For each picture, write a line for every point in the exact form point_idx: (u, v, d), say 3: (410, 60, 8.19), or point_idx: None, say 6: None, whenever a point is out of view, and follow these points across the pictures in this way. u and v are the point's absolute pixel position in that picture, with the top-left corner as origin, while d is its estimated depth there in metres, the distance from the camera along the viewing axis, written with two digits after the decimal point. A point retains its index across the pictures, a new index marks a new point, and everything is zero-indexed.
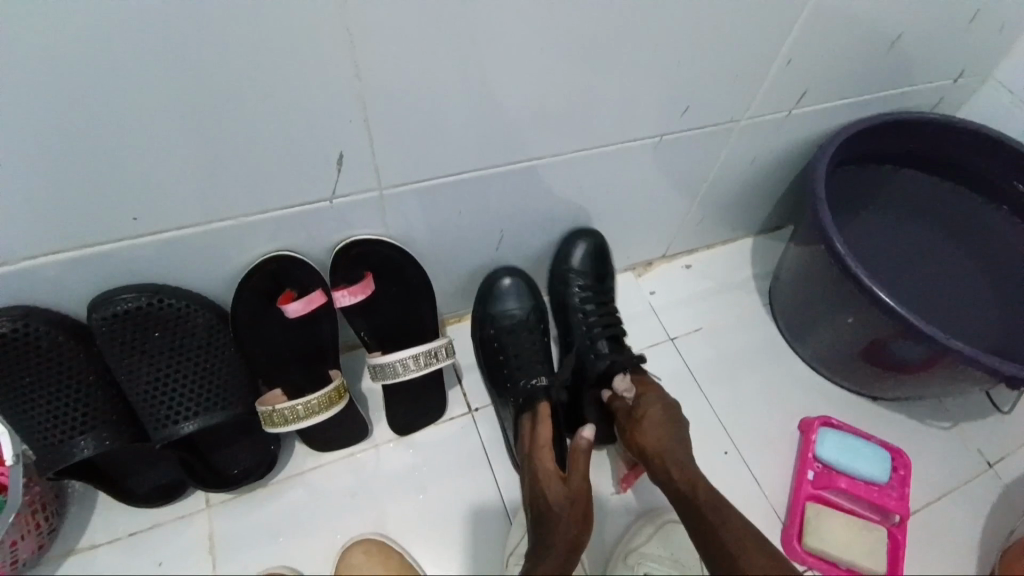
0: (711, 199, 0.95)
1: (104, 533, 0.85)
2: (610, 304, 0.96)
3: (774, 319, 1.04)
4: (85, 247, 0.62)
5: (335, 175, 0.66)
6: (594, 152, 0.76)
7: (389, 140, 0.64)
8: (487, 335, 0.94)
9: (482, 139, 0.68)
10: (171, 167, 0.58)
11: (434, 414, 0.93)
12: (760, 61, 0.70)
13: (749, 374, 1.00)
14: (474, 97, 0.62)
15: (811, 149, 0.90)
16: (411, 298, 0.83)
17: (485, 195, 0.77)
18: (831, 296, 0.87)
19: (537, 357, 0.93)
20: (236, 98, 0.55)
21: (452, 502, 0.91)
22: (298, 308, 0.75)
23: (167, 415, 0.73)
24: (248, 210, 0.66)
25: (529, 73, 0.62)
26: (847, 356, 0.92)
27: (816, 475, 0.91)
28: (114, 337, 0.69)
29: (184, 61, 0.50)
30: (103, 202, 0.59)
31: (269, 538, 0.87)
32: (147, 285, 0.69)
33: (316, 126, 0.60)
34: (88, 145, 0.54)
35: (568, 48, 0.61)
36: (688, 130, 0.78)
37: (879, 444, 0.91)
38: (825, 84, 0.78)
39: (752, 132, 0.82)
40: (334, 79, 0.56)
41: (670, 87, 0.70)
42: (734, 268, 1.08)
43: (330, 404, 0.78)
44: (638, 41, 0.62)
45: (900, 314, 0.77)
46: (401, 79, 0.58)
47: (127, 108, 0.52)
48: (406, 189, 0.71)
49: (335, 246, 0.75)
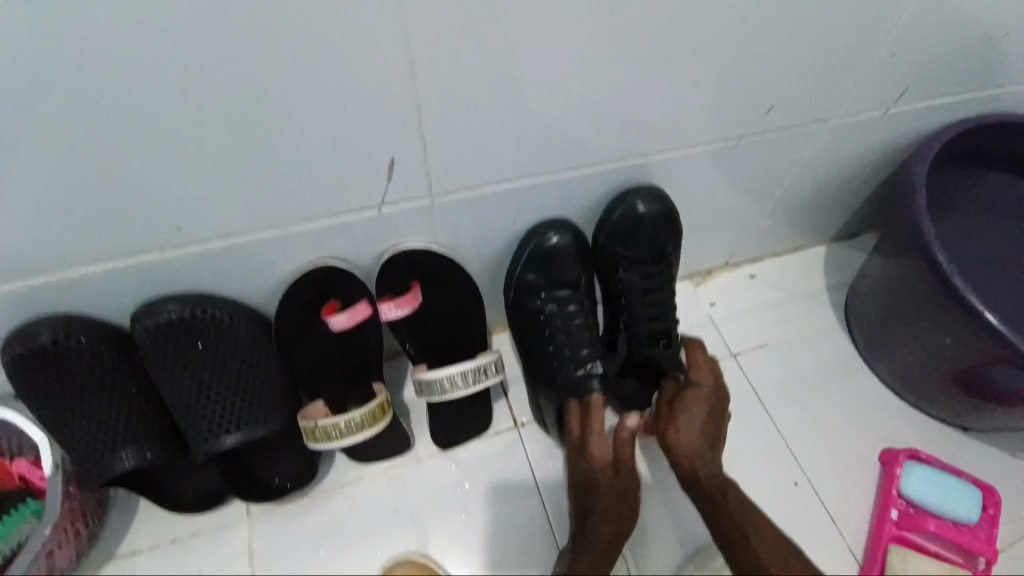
0: (784, 205, 0.87)
1: (146, 540, 0.84)
2: (668, 286, 0.81)
3: (849, 336, 0.95)
4: (129, 255, 0.60)
5: (385, 181, 0.61)
6: (662, 155, 0.69)
7: (443, 143, 0.59)
8: (529, 310, 0.81)
9: (542, 141, 0.62)
10: (216, 173, 0.55)
11: (479, 429, 0.89)
12: (855, 54, 0.63)
13: (820, 395, 0.92)
14: (536, 96, 0.57)
15: (901, 150, 0.81)
16: (459, 309, 0.78)
17: (541, 202, 0.71)
18: (922, 314, 0.78)
19: (584, 339, 0.82)
20: (284, 99, 0.51)
21: (496, 523, 0.86)
22: (343, 321, 0.70)
23: (208, 428, 0.71)
24: (294, 217, 0.62)
25: (598, 70, 0.56)
26: (936, 380, 0.83)
27: (900, 514, 0.83)
28: (156, 347, 0.67)
29: (231, 60, 0.46)
30: (146, 211, 0.56)
31: (308, 552, 0.84)
32: (189, 295, 0.67)
33: (367, 129, 0.55)
34: (132, 150, 0.51)
35: (642, 42, 0.54)
36: (766, 131, 0.70)
37: (970, 481, 0.82)
38: (926, 79, 0.70)
39: (837, 132, 0.74)
40: (388, 78, 0.51)
41: (752, 84, 0.63)
42: (803, 279, 0.99)
43: (373, 421, 0.75)
44: (720, 34, 0.56)
45: (1006, 338, 0.68)
46: (458, 79, 0.53)
47: (172, 110, 0.49)
48: (459, 195, 0.66)
49: (382, 254, 0.71)
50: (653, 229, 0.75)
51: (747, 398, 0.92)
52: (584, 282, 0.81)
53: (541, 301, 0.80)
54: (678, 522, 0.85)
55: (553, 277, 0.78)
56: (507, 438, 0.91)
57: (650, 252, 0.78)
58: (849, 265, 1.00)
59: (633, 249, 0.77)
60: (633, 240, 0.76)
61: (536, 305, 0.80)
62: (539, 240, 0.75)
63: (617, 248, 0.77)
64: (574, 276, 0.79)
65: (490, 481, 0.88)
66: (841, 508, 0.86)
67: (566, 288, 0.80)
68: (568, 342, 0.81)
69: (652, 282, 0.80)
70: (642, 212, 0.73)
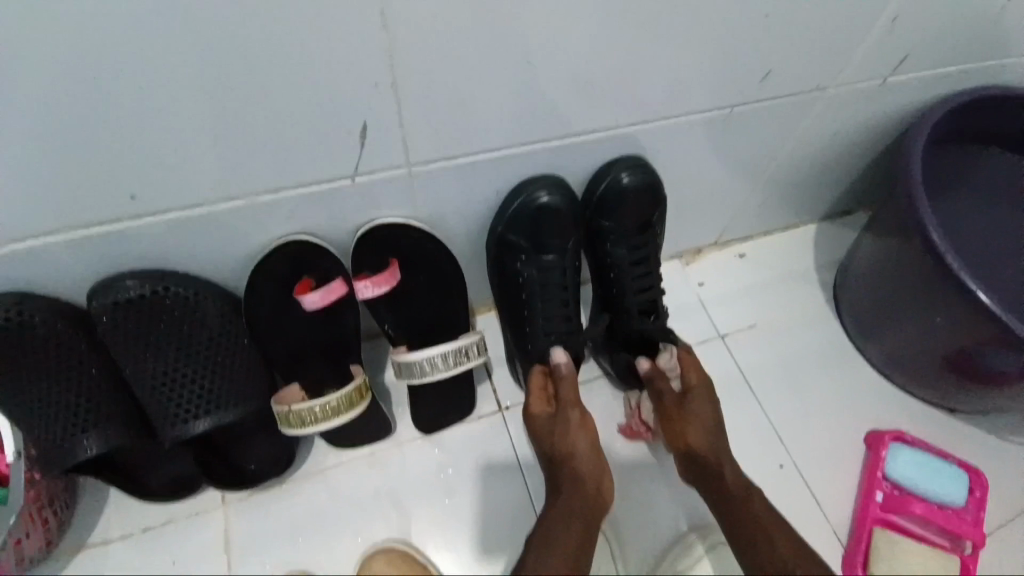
0: (775, 182, 0.84)
1: (117, 527, 0.81)
2: (653, 259, 0.80)
3: (838, 316, 0.94)
4: (84, 227, 0.56)
5: (358, 150, 0.58)
6: (650, 125, 0.66)
7: (418, 108, 0.55)
8: (512, 275, 0.77)
9: (525, 108, 0.59)
10: (175, 138, 0.51)
11: (463, 412, 0.86)
12: (849, 18, 0.60)
13: (808, 375, 0.91)
14: (517, 59, 0.54)
15: (895, 124, 0.79)
16: (440, 288, 0.75)
17: (524, 175, 0.68)
18: (915, 294, 0.77)
19: (567, 313, 0.79)
20: (245, 57, 0.47)
21: (481, 507, 0.84)
22: (316, 300, 0.66)
23: (177, 411, 0.68)
24: (262, 188, 0.59)
25: (581, 31, 0.53)
26: (927, 361, 0.82)
27: (885, 497, 0.82)
28: (117, 326, 0.63)
29: (184, 12, 0.43)
30: (105, 180, 0.53)
31: (288, 538, 0.82)
32: (152, 271, 0.63)
33: (336, 91, 0.52)
34: (78, 110, 0.47)
35: (629, 2, 0.51)
36: (757, 102, 0.68)
37: (956, 464, 0.82)
38: (920, 50, 0.67)
39: (829, 104, 0.72)
40: (357, 35, 0.48)
41: (743, 50, 0.60)
42: (793, 258, 0.98)
43: (350, 405, 0.71)
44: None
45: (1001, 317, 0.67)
46: (436, 37, 0.50)
47: (119, 66, 0.45)
48: (438, 166, 0.63)
49: (357, 230, 0.68)
50: (637, 203, 0.73)
51: (736, 378, 0.91)
52: (572, 251, 0.77)
53: (519, 267, 0.76)
54: (667, 502, 0.84)
55: (536, 240, 0.74)
56: (492, 421, 0.88)
57: (637, 222, 0.76)
58: (839, 244, 0.99)
59: (619, 219, 0.75)
60: (619, 211, 0.74)
61: (518, 269, 0.76)
62: (527, 198, 0.69)
63: (602, 218, 0.75)
64: (564, 244, 0.75)
65: (475, 465, 0.86)
66: (827, 489, 0.85)
67: (549, 257, 0.76)
68: (544, 312, 0.78)
69: (638, 255, 0.78)
70: (625, 185, 0.71)
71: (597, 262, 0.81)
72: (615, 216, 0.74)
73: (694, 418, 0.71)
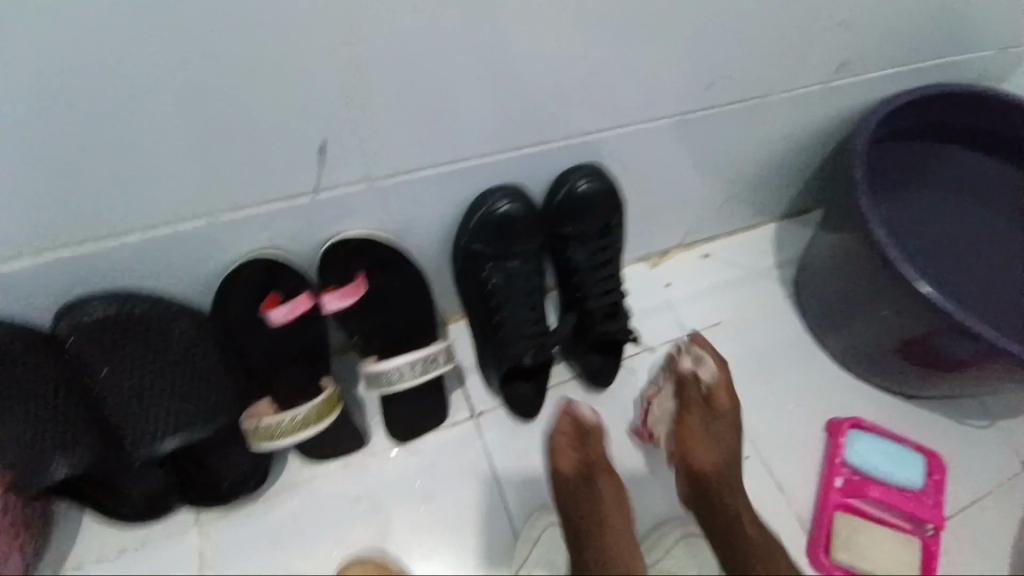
0: (734, 183, 0.88)
1: (91, 552, 0.80)
2: (615, 261, 0.82)
3: (799, 311, 0.97)
4: (41, 251, 0.55)
5: (319, 165, 0.59)
6: (605, 133, 0.69)
7: (375, 121, 0.57)
8: (478, 282, 0.78)
9: (482, 119, 0.61)
10: (132, 160, 0.52)
11: (437, 421, 0.87)
12: (789, 27, 0.63)
13: (773, 369, 0.94)
14: (471, 72, 0.56)
15: (845, 125, 0.82)
16: (406, 298, 0.76)
17: (486, 184, 0.70)
18: (867, 287, 0.80)
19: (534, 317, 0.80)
20: (197, 76, 0.47)
21: (457, 514, 0.85)
22: (283, 314, 0.68)
23: (146, 430, 0.67)
24: (224, 206, 0.59)
25: (532, 43, 0.55)
26: (883, 351, 0.86)
27: (845, 483, 0.86)
28: (83, 346, 0.63)
29: (132, 34, 0.43)
30: (60, 203, 0.52)
31: (266, 554, 0.82)
32: (116, 292, 0.64)
33: (292, 106, 0.52)
34: (28, 134, 0.46)
35: (573, 14, 0.54)
36: (708, 107, 0.70)
37: (912, 448, 0.86)
38: (860, 56, 0.71)
39: (777, 109, 0.75)
40: (308, 52, 0.49)
41: (690, 58, 0.63)
42: (756, 256, 1.01)
43: (320, 417, 0.72)
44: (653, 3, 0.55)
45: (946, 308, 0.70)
46: (388, 52, 0.51)
47: (70, 89, 0.45)
48: (399, 179, 0.64)
49: (322, 243, 0.69)
50: (598, 206, 0.75)
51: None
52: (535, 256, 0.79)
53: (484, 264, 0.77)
54: (645, 494, 0.87)
55: (501, 246, 0.75)
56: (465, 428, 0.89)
57: (598, 226, 0.79)
58: (798, 242, 1.02)
59: (580, 223, 0.77)
60: (581, 216, 0.76)
61: (484, 276, 0.78)
62: (487, 205, 0.71)
63: (565, 223, 0.77)
64: (527, 250, 0.77)
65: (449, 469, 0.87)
66: (792, 479, 0.88)
67: (513, 263, 0.78)
68: (513, 317, 0.79)
69: (601, 257, 0.81)
70: (584, 190, 0.73)
71: (561, 266, 0.82)
72: (577, 221, 0.77)
73: (702, 438, 0.80)
